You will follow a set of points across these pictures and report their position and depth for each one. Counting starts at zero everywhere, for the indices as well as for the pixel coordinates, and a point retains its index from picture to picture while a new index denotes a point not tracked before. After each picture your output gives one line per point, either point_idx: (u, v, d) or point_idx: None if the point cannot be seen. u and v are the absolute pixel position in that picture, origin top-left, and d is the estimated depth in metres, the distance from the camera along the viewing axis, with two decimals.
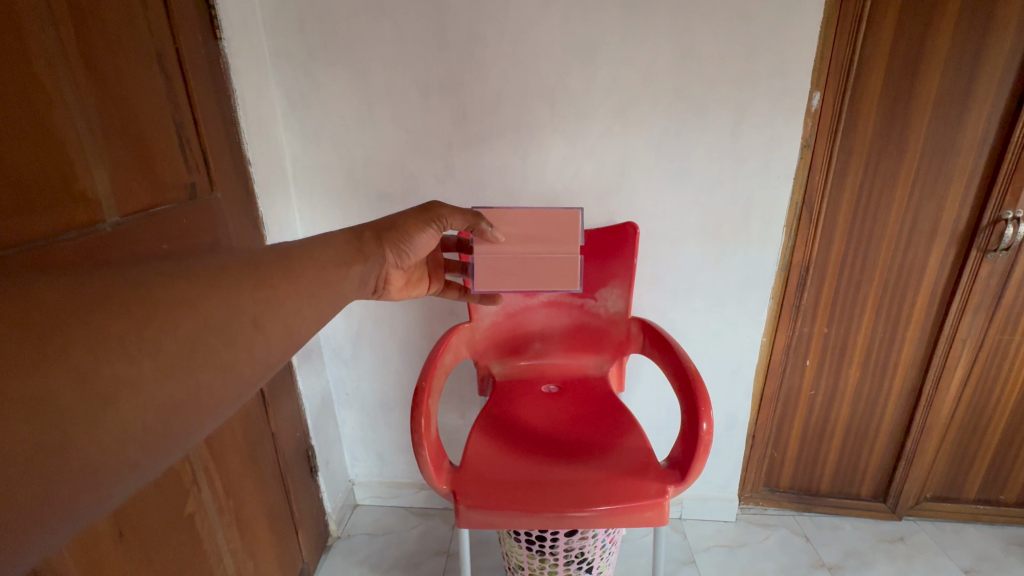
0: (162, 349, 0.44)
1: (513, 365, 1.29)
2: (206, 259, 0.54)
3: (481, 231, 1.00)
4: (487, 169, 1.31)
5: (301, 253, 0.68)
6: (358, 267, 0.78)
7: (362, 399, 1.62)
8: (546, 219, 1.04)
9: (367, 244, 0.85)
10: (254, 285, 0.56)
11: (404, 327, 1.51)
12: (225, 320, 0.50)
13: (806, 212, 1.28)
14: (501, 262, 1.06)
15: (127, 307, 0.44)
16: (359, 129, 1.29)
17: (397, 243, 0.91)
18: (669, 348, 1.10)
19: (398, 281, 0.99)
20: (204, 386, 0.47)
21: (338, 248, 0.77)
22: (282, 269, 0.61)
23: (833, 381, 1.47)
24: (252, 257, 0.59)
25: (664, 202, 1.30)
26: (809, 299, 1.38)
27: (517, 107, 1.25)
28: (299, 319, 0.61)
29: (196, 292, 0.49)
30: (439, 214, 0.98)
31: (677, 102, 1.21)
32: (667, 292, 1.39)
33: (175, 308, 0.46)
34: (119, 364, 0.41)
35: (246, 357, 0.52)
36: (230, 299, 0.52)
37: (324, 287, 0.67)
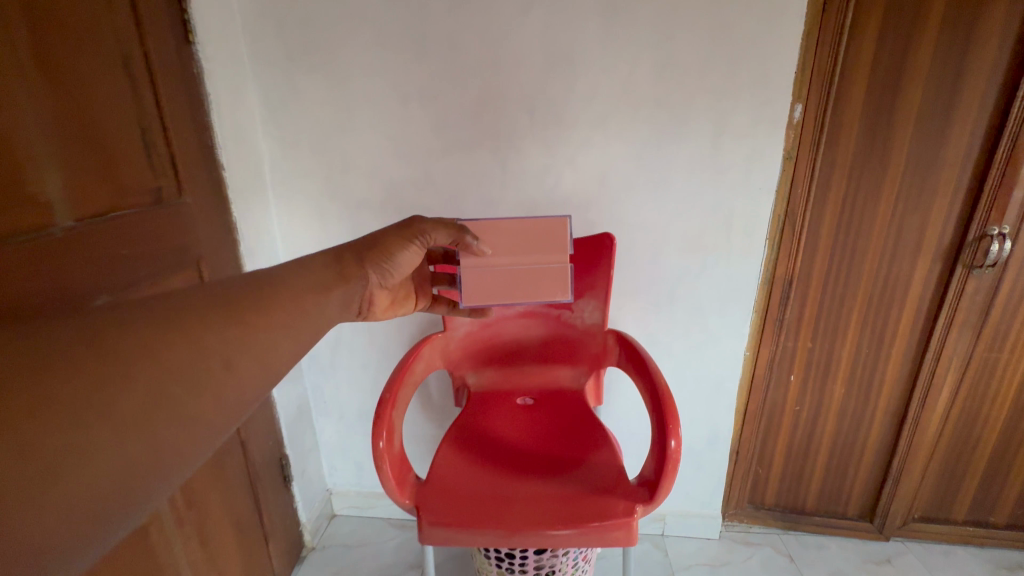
0: (117, 409, 0.42)
1: (489, 377, 1.27)
2: (169, 300, 0.50)
3: (468, 246, 0.99)
4: (466, 176, 1.30)
5: (274, 279, 0.63)
6: (338, 291, 0.73)
7: (340, 407, 1.59)
8: (529, 231, 1.02)
9: (347, 268, 0.79)
10: (225, 321, 0.53)
11: (384, 335, 1.49)
12: (190, 367, 0.47)
13: (789, 225, 1.26)
14: (488, 276, 1.04)
15: (79, 366, 0.41)
16: (338, 135, 1.28)
17: (378, 262, 0.86)
18: (644, 364, 1.07)
19: (382, 299, 0.94)
20: (167, 441, 0.45)
21: (315, 273, 0.72)
22: (256, 301, 0.57)
23: (818, 397, 1.44)
24: (224, 290, 0.56)
25: (645, 213, 1.28)
26: (793, 313, 1.36)
27: (497, 115, 1.23)
28: (280, 351, 0.57)
29: (156, 340, 0.46)
30: (421, 228, 0.94)
31: (657, 112, 1.20)
32: (649, 304, 1.37)
33: (132, 363, 0.44)
34: (68, 432, 0.39)
35: (215, 404, 0.49)
36: (199, 342, 0.49)
37: (301, 316, 0.63)
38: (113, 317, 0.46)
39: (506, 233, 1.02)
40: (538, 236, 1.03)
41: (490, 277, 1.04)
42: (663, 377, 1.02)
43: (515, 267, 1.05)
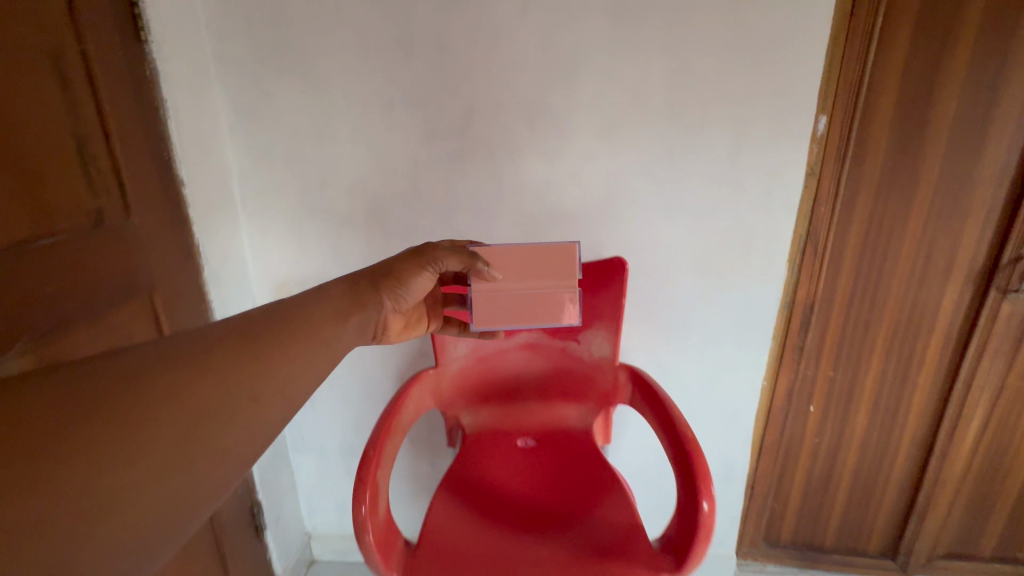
0: (154, 449, 0.43)
1: (486, 415, 1.14)
2: (197, 337, 0.51)
3: (478, 271, 0.89)
4: (459, 193, 1.17)
5: (289, 312, 0.60)
6: (359, 317, 0.68)
7: (320, 444, 1.45)
8: (542, 253, 0.93)
9: (364, 293, 0.73)
10: (252, 353, 0.52)
11: (368, 365, 1.35)
12: (220, 402, 0.48)
13: (811, 245, 1.17)
14: (498, 301, 0.94)
15: (117, 406, 0.42)
16: (315, 146, 1.15)
17: (393, 287, 0.77)
18: (663, 407, 0.96)
19: (397, 323, 0.85)
20: (203, 476, 0.46)
21: (335, 299, 0.68)
22: (274, 334, 0.55)
23: (839, 428, 1.34)
24: (245, 321, 0.55)
25: (655, 233, 1.17)
26: (814, 340, 1.26)
27: (493, 126, 1.12)
28: (302, 381, 0.56)
29: (186, 379, 0.46)
30: (435, 253, 0.84)
31: (670, 124, 1.09)
32: (659, 331, 1.26)
33: (165, 402, 0.44)
34: (111, 474, 0.40)
35: (246, 438, 0.49)
36: (228, 376, 0.49)
37: (319, 349, 0.59)
38: (146, 353, 0.46)
39: (517, 254, 0.92)
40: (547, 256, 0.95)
41: (500, 302, 0.94)
42: (687, 425, 0.90)
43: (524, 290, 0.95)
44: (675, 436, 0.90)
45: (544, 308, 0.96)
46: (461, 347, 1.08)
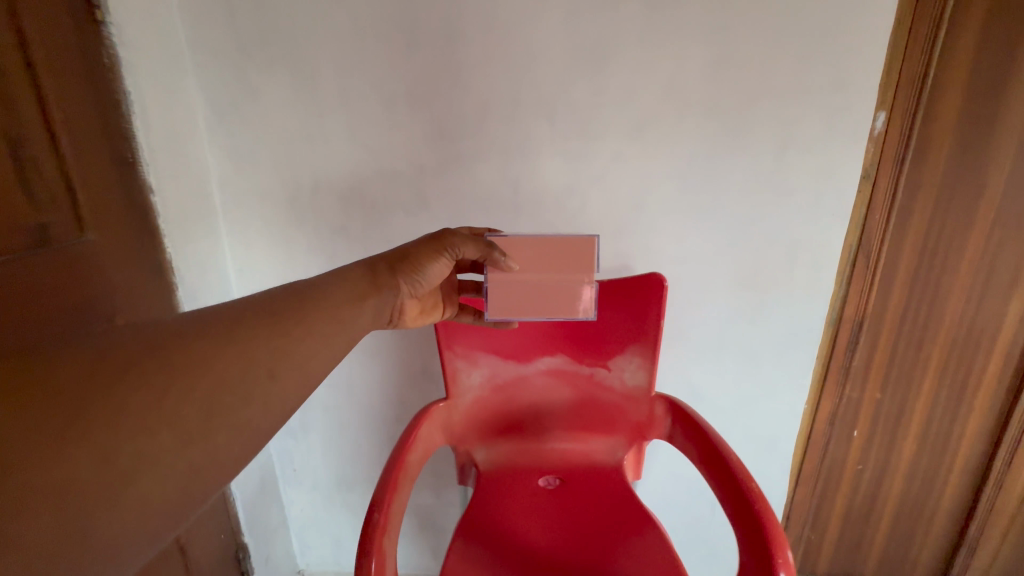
0: (178, 418, 0.47)
1: (503, 451, 1.00)
2: (220, 315, 0.56)
3: (494, 259, 0.81)
4: (470, 199, 1.04)
5: (311, 292, 0.66)
6: (374, 299, 0.72)
7: (313, 476, 1.30)
8: (567, 241, 0.82)
9: (380, 275, 0.75)
10: (269, 334, 0.57)
11: (367, 390, 1.21)
12: (240, 376, 0.52)
13: (862, 257, 1.05)
14: (515, 291, 0.84)
15: (143, 377, 0.46)
16: (306, 147, 1.01)
17: (411, 271, 0.79)
18: (715, 450, 0.83)
19: (412, 308, 0.82)
20: (221, 449, 0.49)
21: (350, 283, 0.71)
22: (294, 313, 0.61)
23: (884, 455, 1.23)
24: (264, 304, 0.60)
25: (690, 244, 1.05)
26: (861, 360, 1.14)
27: (508, 123, 0.98)
28: (317, 361, 0.61)
29: (210, 353, 0.51)
30: (454, 240, 0.82)
31: (709, 121, 0.96)
32: (692, 352, 1.13)
33: (191, 374, 0.49)
34: (137, 441, 0.44)
35: (264, 411, 0.54)
36: (247, 353, 0.54)
37: (336, 326, 0.65)
38: (172, 329, 0.51)
39: (538, 241, 0.82)
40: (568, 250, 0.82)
41: (517, 293, 0.84)
42: (748, 474, 0.78)
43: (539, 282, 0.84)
44: (736, 488, 0.77)
45: (568, 301, 0.84)
46: (475, 374, 0.95)
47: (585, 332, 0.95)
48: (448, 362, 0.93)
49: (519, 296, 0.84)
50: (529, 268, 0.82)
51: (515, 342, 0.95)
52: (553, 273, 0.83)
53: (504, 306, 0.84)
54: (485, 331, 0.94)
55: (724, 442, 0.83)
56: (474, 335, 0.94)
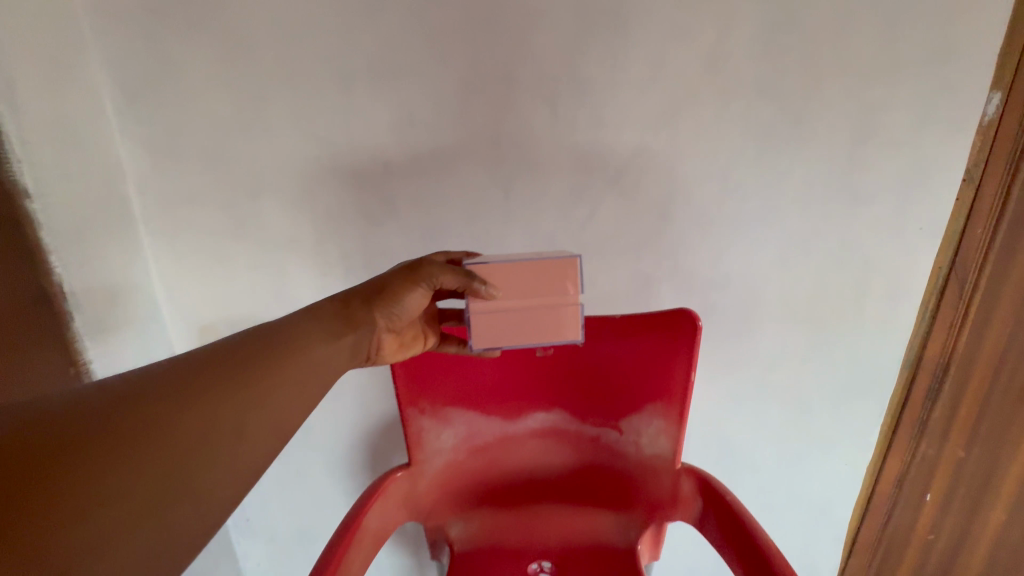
0: (128, 491, 0.39)
1: (485, 526, 0.77)
2: (180, 363, 0.48)
3: (474, 290, 0.60)
4: (448, 205, 0.82)
5: (278, 332, 0.54)
6: (348, 340, 0.58)
7: (268, 530, 1.09)
8: (551, 260, 0.61)
9: (356, 310, 0.60)
10: (234, 381, 0.48)
11: (329, 431, 1.01)
12: (202, 439, 0.44)
13: (956, 284, 0.80)
14: (502, 322, 0.62)
15: (93, 445, 0.39)
16: (242, 140, 0.79)
17: (386, 304, 0.61)
18: (762, 562, 0.59)
19: (391, 344, 0.64)
20: (180, 525, 0.42)
21: (321, 318, 0.58)
22: (259, 358, 0.51)
23: (962, 526, 0.98)
24: (229, 347, 0.51)
25: (729, 264, 0.81)
26: (944, 413, 0.89)
27: (498, 109, 0.76)
28: (289, 409, 0.51)
29: (168, 413, 0.43)
30: (431, 269, 0.62)
31: (762, 107, 0.73)
32: (726, 399, 0.90)
33: (142, 440, 0.41)
34: (88, 520, 0.37)
35: (229, 472, 0.45)
36: (210, 407, 0.46)
37: (304, 371, 0.53)
38: (121, 386, 0.44)
39: (526, 261, 0.60)
40: (544, 270, 0.61)
41: (505, 322, 0.62)
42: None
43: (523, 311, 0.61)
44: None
45: (575, 329, 0.62)
46: (448, 433, 0.73)
47: (589, 382, 0.72)
48: (411, 423, 0.71)
49: (509, 326, 0.62)
50: (512, 296, 0.61)
51: (498, 394, 0.74)
52: (552, 296, 0.61)
53: (490, 342, 0.62)
54: (459, 381, 0.72)
55: (778, 554, 0.58)
56: (445, 386, 0.72)
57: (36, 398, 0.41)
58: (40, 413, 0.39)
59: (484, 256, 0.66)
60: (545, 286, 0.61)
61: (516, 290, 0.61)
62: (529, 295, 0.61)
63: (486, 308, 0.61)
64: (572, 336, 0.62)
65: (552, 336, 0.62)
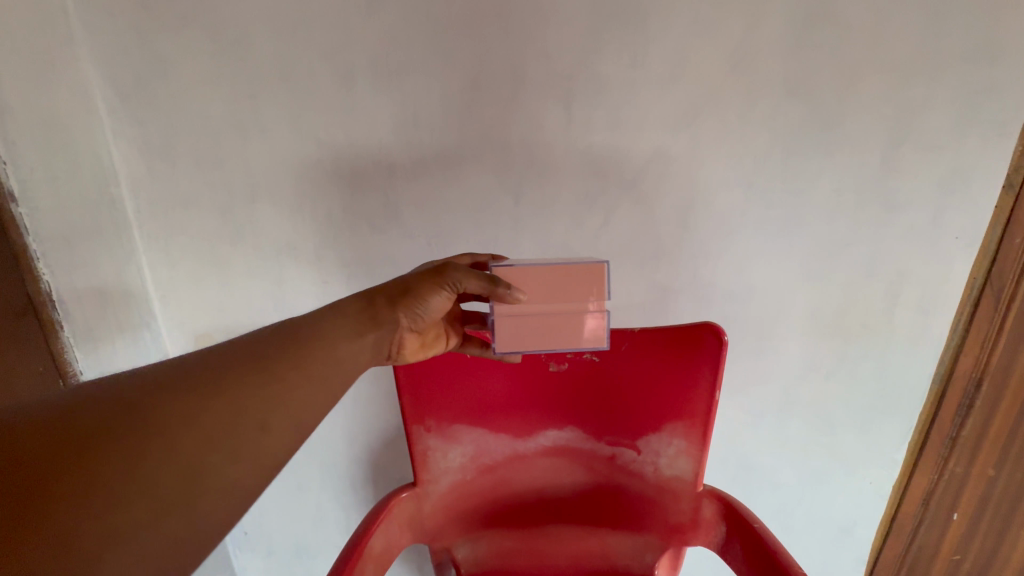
0: (150, 485, 0.39)
1: (492, 549, 0.73)
2: (207, 357, 0.46)
3: (499, 295, 0.55)
4: (456, 210, 0.78)
5: (303, 328, 0.51)
6: (371, 338, 0.54)
7: (266, 545, 1.06)
8: (579, 267, 0.57)
9: (380, 308, 0.56)
10: (258, 377, 0.46)
11: (330, 443, 0.97)
12: (224, 432, 0.42)
13: (993, 296, 0.75)
14: (525, 327, 0.58)
15: (115, 441, 0.39)
16: (239, 143, 0.75)
17: (410, 304, 0.56)
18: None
19: (412, 345, 0.60)
20: (198, 520, 0.40)
21: (347, 314, 0.54)
22: (284, 353, 0.48)
23: (991, 545, 0.93)
24: (256, 342, 0.49)
25: (752, 273, 0.77)
26: (975, 430, 0.84)
27: (510, 109, 0.72)
28: (314, 403, 0.48)
29: (188, 407, 0.42)
30: (456, 273, 0.57)
31: (789, 108, 0.69)
32: (746, 414, 0.86)
33: (164, 435, 0.40)
34: (108, 512, 0.37)
35: (252, 467, 0.43)
36: (232, 402, 0.44)
37: (326, 369, 0.50)
38: (151, 380, 0.43)
39: (554, 265, 0.57)
40: (572, 277, 0.57)
41: (528, 327, 0.58)
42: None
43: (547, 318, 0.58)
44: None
45: (601, 338, 0.59)
46: (457, 451, 0.70)
47: (605, 400, 0.68)
48: (417, 441, 0.68)
49: (532, 331, 0.58)
50: (538, 302, 0.57)
51: (509, 412, 0.70)
52: (578, 302, 0.58)
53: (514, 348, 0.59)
54: (468, 397, 0.68)
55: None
56: (452, 403, 0.68)
57: (76, 390, 0.42)
58: (71, 408, 0.40)
59: (509, 259, 0.62)
60: (571, 294, 0.57)
61: (542, 296, 0.57)
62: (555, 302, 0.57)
63: (510, 312, 0.58)
64: (598, 343, 0.59)
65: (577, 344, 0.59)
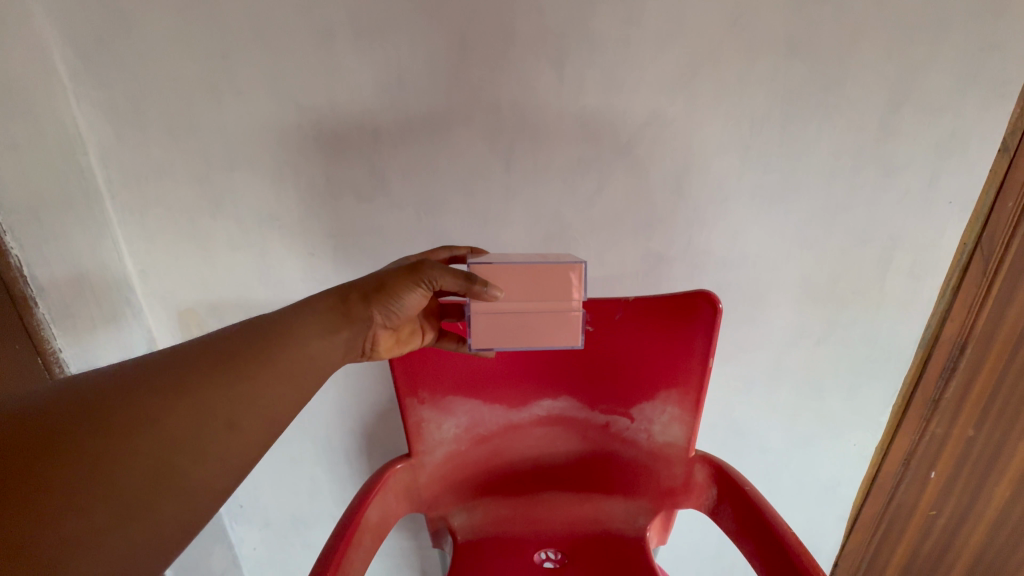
0: (117, 493, 0.38)
1: (488, 515, 0.74)
2: (173, 358, 0.45)
3: (475, 292, 0.54)
4: (445, 178, 0.75)
5: (274, 326, 0.50)
6: (344, 336, 0.53)
7: (263, 516, 1.06)
8: (557, 266, 0.56)
9: (353, 305, 0.54)
10: (226, 377, 0.45)
11: (324, 417, 0.96)
12: (190, 435, 0.42)
13: (982, 260, 0.76)
14: (501, 324, 0.58)
15: (73, 448, 0.37)
16: (214, 107, 0.71)
17: (385, 300, 0.55)
18: (789, 560, 0.55)
19: (388, 340, 0.59)
20: (162, 522, 0.40)
21: (320, 311, 0.52)
22: (254, 355, 0.47)
23: (966, 502, 0.97)
24: (225, 343, 0.47)
25: (746, 239, 0.76)
26: (957, 392, 0.86)
27: (500, 69, 0.69)
28: (285, 404, 0.48)
29: (153, 411, 0.41)
30: (432, 270, 0.55)
31: (790, 69, 0.67)
32: (736, 380, 0.87)
33: (130, 438, 0.39)
34: (66, 521, 0.36)
35: (219, 471, 0.43)
36: (199, 406, 0.43)
37: (295, 369, 0.49)
38: (112, 382, 0.41)
39: (532, 265, 0.56)
40: (548, 278, 0.56)
41: (503, 324, 0.57)
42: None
43: (522, 316, 0.57)
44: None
45: (575, 337, 0.58)
46: (450, 424, 0.69)
47: (600, 368, 0.68)
48: (411, 413, 0.67)
49: (507, 328, 0.58)
50: (514, 301, 0.56)
51: (503, 383, 0.69)
52: (553, 302, 0.57)
53: (488, 344, 0.58)
54: (460, 371, 0.68)
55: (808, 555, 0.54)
56: (445, 374, 0.67)
57: (31, 393, 0.40)
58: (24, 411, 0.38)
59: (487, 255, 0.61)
60: (546, 295, 0.57)
61: (518, 295, 0.56)
62: (530, 300, 0.57)
63: (485, 308, 0.57)
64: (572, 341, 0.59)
65: (550, 342, 0.58)
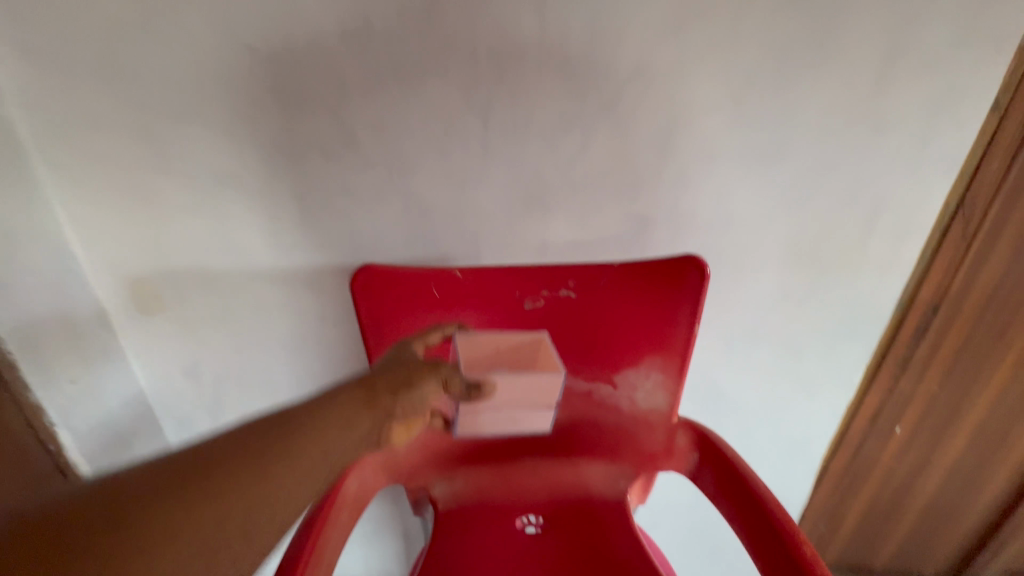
0: None
1: (469, 483, 0.75)
2: (198, 449, 0.45)
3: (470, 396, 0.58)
4: (417, 135, 0.69)
5: (295, 412, 0.49)
6: (364, 425, 0.51)
7: None
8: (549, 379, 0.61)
9: (378, 394, 0.53)
10: (245, 476, 0.44)
11: (296, 390, 0.92)
12: (202, 537, 0.42)
13: (963, 222, 0.76)
14: (484, 412, 0.64)
15: (99, 540, 0.38)
16: (151, 51, 0.63)
17: (407, 393, 0.55)
18: (766, 521, 0.56)
19: (400, 431, 0.57)
20: None
21: (343, 401, 0.51)
22: (273, 445, 0.46)
23: (925, 452, 1.04)
24: (249, 430, 0.47)
25: (733, 201, 0.74)
26: (925, 351, 0.90)
27: (475, 11, 0.62)
28: (295, 496, 0.46)
29: (172, 510, 0.41)
30: (449, 370, 0.56)
31: (786, 17, 0.62)
32: (717, 344, 0.87)
33: (139, 535, 0.40)
34: None
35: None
36: (214, 497, 0.43)
37: (309, 458, 0.47)
38: (144, 474, 0.42)
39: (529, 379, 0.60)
40: (536, 389, 0.61)
41: (487, 438, 0.66)
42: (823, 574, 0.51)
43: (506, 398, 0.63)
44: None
45: (546, 422, 0.67)
46: None
47: (583, 335, 0.66)
48: None
49: (491, 433, 0.66)
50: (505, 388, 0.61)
51: None
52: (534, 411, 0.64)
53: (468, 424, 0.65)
54: (436, 341, 0.64)
55: (785, 517, 0.55)
56: (422, 345, 0.65)
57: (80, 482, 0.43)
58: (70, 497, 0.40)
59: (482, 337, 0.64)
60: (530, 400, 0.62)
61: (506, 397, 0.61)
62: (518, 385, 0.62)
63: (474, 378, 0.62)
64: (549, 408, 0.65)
65: (523, 423, 0.66)
